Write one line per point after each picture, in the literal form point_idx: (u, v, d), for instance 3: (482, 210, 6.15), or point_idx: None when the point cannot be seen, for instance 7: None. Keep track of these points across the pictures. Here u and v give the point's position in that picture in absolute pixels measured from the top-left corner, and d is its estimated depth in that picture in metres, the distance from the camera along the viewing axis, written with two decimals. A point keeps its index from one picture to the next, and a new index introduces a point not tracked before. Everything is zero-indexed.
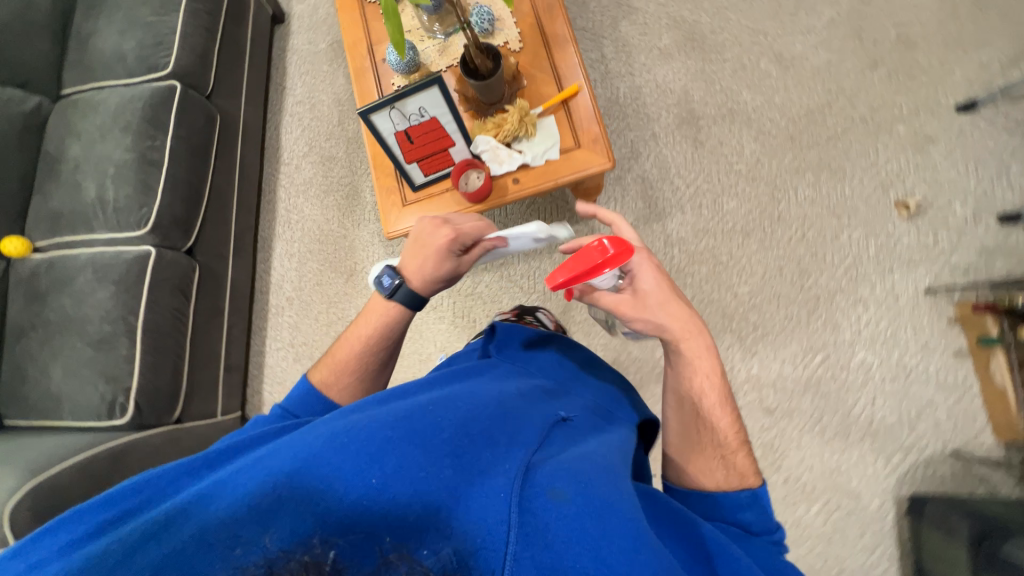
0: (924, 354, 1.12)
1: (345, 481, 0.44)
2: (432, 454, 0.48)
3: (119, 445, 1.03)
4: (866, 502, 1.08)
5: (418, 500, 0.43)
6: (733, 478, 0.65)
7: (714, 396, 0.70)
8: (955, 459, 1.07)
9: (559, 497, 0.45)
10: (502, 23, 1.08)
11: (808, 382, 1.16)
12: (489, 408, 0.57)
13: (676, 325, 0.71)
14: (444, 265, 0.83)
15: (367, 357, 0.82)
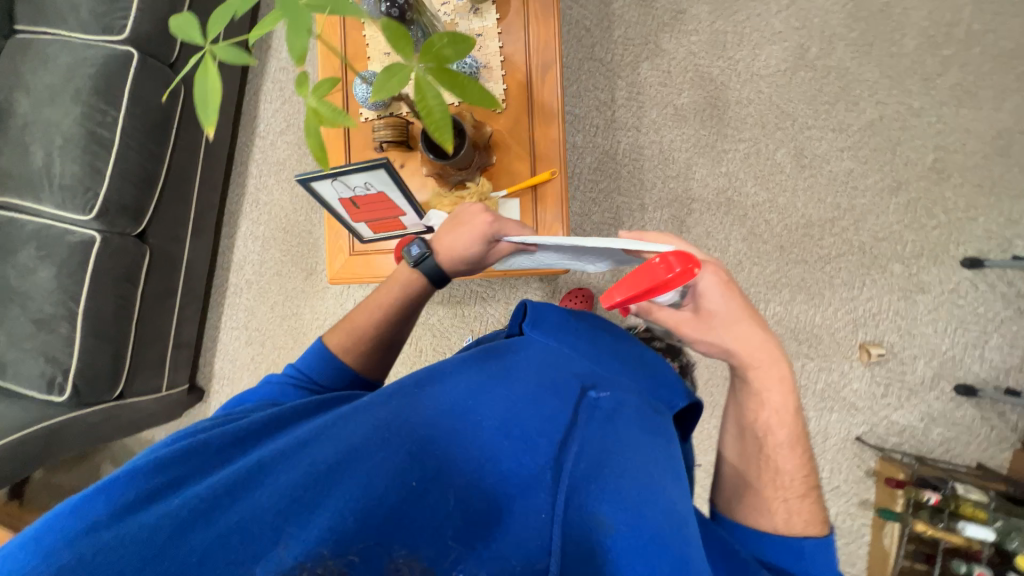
0: (831, 497, 1.14)
1: (392, 477, 0.42)
2: (486, 457, 0.46)
3: (57, 424, 1.11)
4: None
5: (473, 520, 0.43)
6: (799, 531, 0.60)
7: (781, 435, 0.64)
8: None
9: (616, 516, 0.45)
10: (488, 74, 0.95)
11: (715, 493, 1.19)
12: (542, 392, 0.54)
13: (743, 352, 0.64)
14: (473, 247, 0.73)
15: (385, 324, 0.76)
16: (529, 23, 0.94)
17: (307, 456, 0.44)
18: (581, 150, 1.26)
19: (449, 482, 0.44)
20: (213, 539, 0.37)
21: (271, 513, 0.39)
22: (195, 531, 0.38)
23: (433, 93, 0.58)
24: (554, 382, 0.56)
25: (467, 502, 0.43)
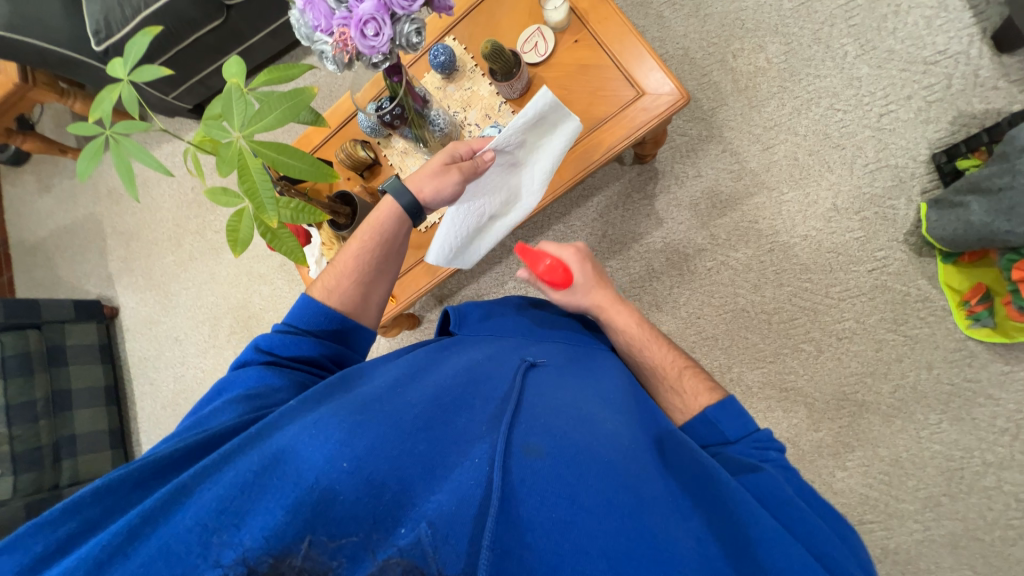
0: None
1: (317, 462, 0.47)
2: (407, 431, 0.52)
3: (76, 58, 1.37)
4: None
5: (394, 477, 0.48)
6: (695, 408, 0.67)
7: (643, 341, 0.78)
8: None
9: (535, 451, 0.51)
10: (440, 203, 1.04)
11: None
12: (455, 384, 0.61)
13: (594, 304, 0.82)
14: (437, 169, 0.78)
15: (369, 253, 0.76)
16: None
17: (243, 458, 0.49)
18: (497, 291, 1.36)
19: (380, 458, 0.48)
20: (163, 547, 0.43)
21: (209, 515, 0.44)
22: (140, 547, 0.43)
23: (245, 225, 0.72)
24: (462, 377, 0.63)
25: (398, 463, 0.49)
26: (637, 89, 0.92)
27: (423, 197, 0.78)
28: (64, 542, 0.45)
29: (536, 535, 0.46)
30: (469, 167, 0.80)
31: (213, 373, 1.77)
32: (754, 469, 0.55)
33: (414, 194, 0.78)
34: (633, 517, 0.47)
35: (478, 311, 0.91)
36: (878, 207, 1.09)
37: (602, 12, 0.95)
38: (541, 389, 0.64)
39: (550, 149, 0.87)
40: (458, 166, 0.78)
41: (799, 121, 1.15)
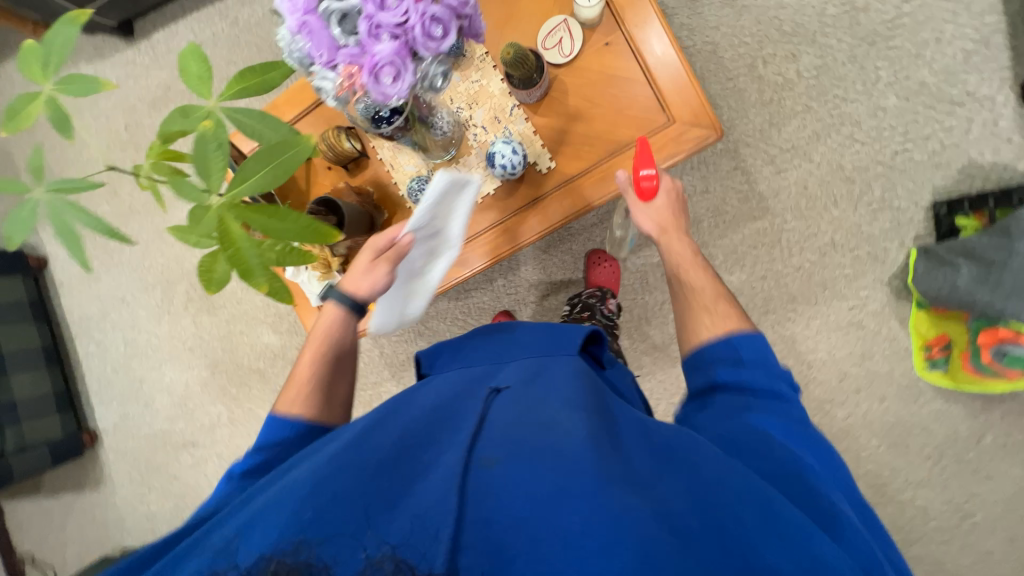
0: None
1: (269, 530, 0.40)
2: (368, 473, 0.45)
3: None
4: None
5: (356, 522, 0.40)
6: (722, 330, 0.66)
7: (687, 268, 0.76)
8: None
9: (496, 464, 0.45)
10: None
11: None
12: (425, 412, 0.55)
13: (658, 220, 0.81)
14: (365, 270, 0.70)
15: (318, 369, 0.68)
16: (495, 226, 0.92)
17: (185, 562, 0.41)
18: (486, 288, 1.31)
19: (341, 507, 0.41)
20: None
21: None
22: None
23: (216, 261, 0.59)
24: (431, 407, 0.57)
25: (359, 508, 0.41)
26: (668, 114, 0.83)
27: (362, 299, 0.70)
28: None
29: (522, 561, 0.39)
30: (392, 256, 0.70)
31: (171, 340, 1.65)
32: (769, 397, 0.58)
33: (352, 298, 0.70)
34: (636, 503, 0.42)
35: (447, 352, 0.82)
36: (871, 246, 1.10)
37: (641, 12, 0.82)
38: (520, 397, 0.57)
39: (465, 208, 0.75)
40: (382, 261, 0.69)
41: (816, 146, 1.10)
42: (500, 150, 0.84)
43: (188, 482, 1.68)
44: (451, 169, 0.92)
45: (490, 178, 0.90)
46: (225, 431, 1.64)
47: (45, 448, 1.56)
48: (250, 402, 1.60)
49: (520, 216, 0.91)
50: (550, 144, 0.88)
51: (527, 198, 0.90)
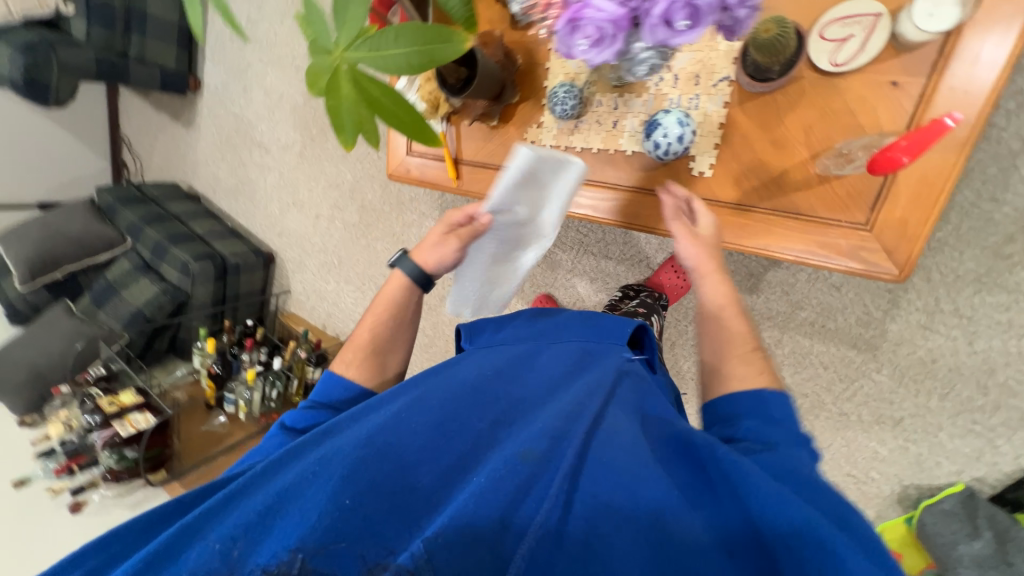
0: (322, 305, 1.86)
1: (319, 498, 0.47)
2: (400, 450, 0.51)
3: None
4: (272, 230, 1.90)
5: (388, 501, 0.47)
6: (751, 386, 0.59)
7: (802, 253, 0.69)
8: (282, 286, 1.95)
9: (528, 457, 0.49)
10: (563, 130, 0.83)
11: (324, 241, 1.78)
12: (456, 399, 0.58)
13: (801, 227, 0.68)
14: (446, 240, 0.76)
15: (382, 327, 0.76)
16: (609, 190, 0.81)
17: (245, 501, 0.50)
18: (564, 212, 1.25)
19: (376, 483, 0.48)
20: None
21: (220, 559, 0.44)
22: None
23: None
24: (463, 385, 0.61)
25: (389, 488, 0.48)
26: (870, 217, 0.64)
27: (428, 266, 0.77)
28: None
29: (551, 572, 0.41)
30: (467, 232, 0.75)
31: (283, 46, 1.64)
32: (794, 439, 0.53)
33: (421, 270, 0.77)
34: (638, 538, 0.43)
35: (490, 325, 0.81)
36: (927, 451, 0.99)
37: (975, 75, 0.56)
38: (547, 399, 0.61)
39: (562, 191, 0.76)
40: (458, 236, 0.75)
41: (991, 337, 0.89)
42: (665, 127, 0.67)
43: (251, 176, 1.90)
44: (609, 97, 0.78)
45: (634, 138, 0.77)
46: (291, 159, 1.76)
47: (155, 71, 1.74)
48: (320, 150, 1.67)
49: (632, 196, 0.79)
50: (725, 149, 0.71)
51: (653, 185, 0.77)
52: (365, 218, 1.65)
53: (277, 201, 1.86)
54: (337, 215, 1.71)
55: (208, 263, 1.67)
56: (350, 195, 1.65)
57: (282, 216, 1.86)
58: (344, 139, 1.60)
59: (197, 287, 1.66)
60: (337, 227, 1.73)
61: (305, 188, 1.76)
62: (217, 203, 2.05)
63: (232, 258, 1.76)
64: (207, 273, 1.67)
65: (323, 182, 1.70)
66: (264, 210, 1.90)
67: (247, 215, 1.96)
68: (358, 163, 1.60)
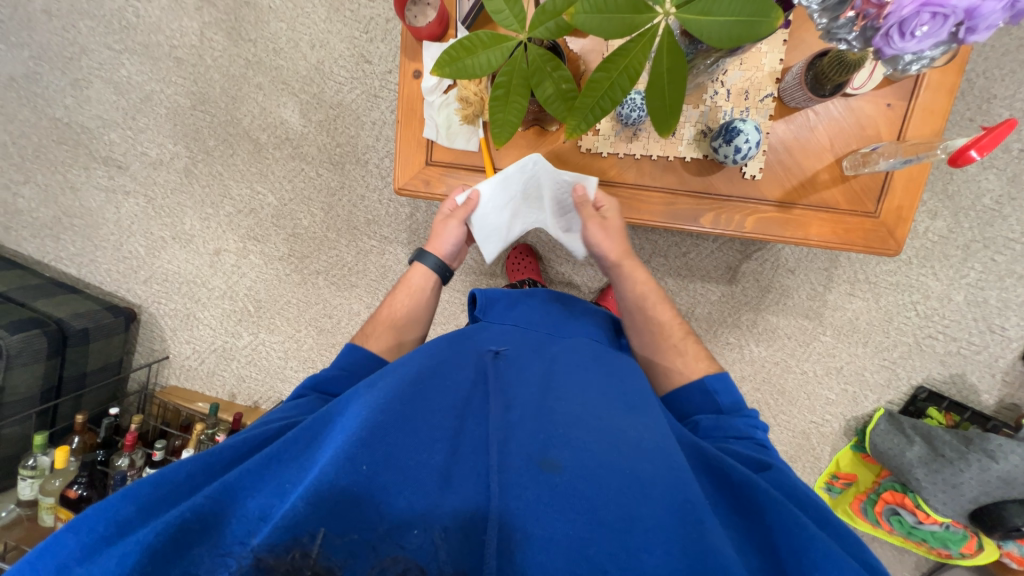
0: (229, 368, 1.40)
1: (339, 465, 0.49)
2: (423, 436, 0.55)
3: None
4: (137, 275, 1.38)
5: (408, 487, 0.51)
6: (694, 373, 0.78)
7: (821, 237, 0.84)
8: (158, 350, 1.42)
9: (552, 463, 0.55)
10: (622, 138, 0.83)
11: (232, 282, 1.36)
12: (472, 390, 0.64)
13: (820, 219, 0.84)
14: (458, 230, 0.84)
15: (408, 304, 0.83)
16: (665, 191, 0.85)
17: (282, 467, 0.53)
18: None
19: (398, 465, 0.52)
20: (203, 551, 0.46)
21: (254, 522, 0.48)
22: (188, 540, 0.47)
23: (487, 54, 0.47)
24: (488, 378, 0.67)
25: (412, 473, 0.52)
26: (877, 208, 0.83)
27: (445, 254, 0.86)
28: (124, 525, 0.48)
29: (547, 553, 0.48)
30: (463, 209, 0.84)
31: (154, 31, 1.24)
32: (765, 464, 0.63)
33: (438, 256, 0.86)
34: (619, 525, 0.50)
35: (503, 293, 0.90)
36: (860, 389, 1.28)
37: (936, 102, 0.78)
38: (561, 391, 0.67)
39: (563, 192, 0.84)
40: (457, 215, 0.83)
41: (887, 294, 1.23)
42: (747, 133, 0.75)
43: (93, 203, 1.35)
44: None
45: (693, 145, 0.82)
46: (170, 178, 1.31)
47: None
48: (220, 166, 1.29)
49: (692, 201, 0.84)
50: (769, 156, 0.82)
51: (710, 189, 0.84)
52: (298, 248, 1.32)
53: (144, 236, 1.36)
54: (252, 248, 1.34)
55: (38, 334, 1.10)
56: (272, 221, 1.31)
57: (157, 256, 1.37)
58: (263, 152, 1.27)
59: (14, 372, 1.07)
60: (252, 264, 1.35)
61: (197, 216, 1.33)
62: (20, 245, 1.39)
63: (75, 321, 1.19)
64: (36, 349, 1.10)
65: (227, 207, 1.32)
66: (121, 248, 1.37)
67: (87, 257, 1.38)
68: (285, 182, 1.29)
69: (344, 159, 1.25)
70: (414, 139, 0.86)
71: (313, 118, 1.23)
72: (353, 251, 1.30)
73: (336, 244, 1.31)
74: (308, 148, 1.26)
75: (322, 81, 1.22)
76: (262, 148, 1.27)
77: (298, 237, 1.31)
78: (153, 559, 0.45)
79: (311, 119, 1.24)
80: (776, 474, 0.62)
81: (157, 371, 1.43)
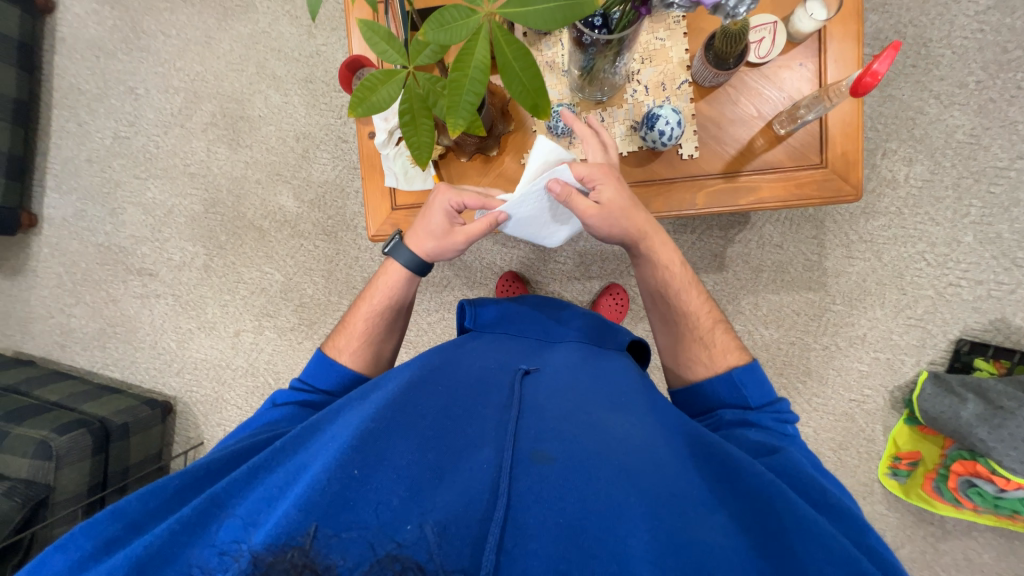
0: None
1: (329, 468, 0.50)
2: (414, 438, 0.55)
3: None
4: (171, 368, 1.51)
5: (401, 484, 0.50)
6: (722, 366, 0.74)
7: (774, 199, 0.85)
8: (193, 436, 1.51)
9: (544, 454, 0.54)
10: (560, 147, 0.90)
11: (252, 358, 1.46)
12: (462, 393, 0.64)
13: (769, 181, 0.85)
14: (439, 222, 0.81)
15: (375, 313, 0.83)
16: None
17: (269, 476, 0.54)
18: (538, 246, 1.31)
19: (390, 465, 0.52)
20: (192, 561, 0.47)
21: (245, 527, 0.48)
22: (178, 550, 0.48)
23: (386, 88, 0.55)
24: (476, 382, 0.68)
25: (405, 472, 0.51)
26: (823, 158, 0.83)
27: (423, 252, 0.83)
28: (114, 540, 0.50)
29: (540, 544, 0.47)
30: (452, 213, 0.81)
31: (171, 157, 1.46)
32: (774, 449, 0.60)
33: (415, 253, 0.83)
34: (609, 513, 0.49)
35: (494, 311, 0.89)
36: (893, 354, 1.19)
37: (846, 51, 0.81)
38: (550, 391, 0.66)
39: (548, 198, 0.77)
40: (445, 217, 0.81)
41: (889, 249, 1.18)
42: (666, 117, 0.80)
43: (131, 310, 1.52)
44: (595, 112, 0.88)
45: (626, 140, 0.87)
46: (192, 276, 1.48)
47: None
48: (233, 256, 1.45)
49: (640, 190, 0.88)
50: (701, 134, 0.86)
51: (654, 176, 0.88)
52: (306, 316, 1.42)
53: (174, 332, 1.50)
54: (267, 324, 1.45)
55: (83, 432, 1.20)
56: (281, 296, 1.43)
57: (186, 347, 1.50)
58: (266, 236, 1.42)
59: (63, 472, 1.16)
60: (268, 339, 1.45)
61: (218, 305, 1.47)
62: (73, 359, 1.56)
63: (116, 417, 1.31)
64: (82, 447, 1.20)
65: (242, 291, 1.45)
66: (156, 346, 1.52)
67: (128, 360, 1.53)
68: (288, 258, 1.42)
69: (336, 229, 1.38)
70: (378, 190, 0.96)
71: (305, 199, 1.39)
72: None
73: (339, 305, 1.40)
74: (304, 225, 1.40)
75: (309, 166, 1.38)
76: (266, 233, 1.42)
77: (305, 306, 1.42)
78: (143, 567, 0.46)
79: (303, 200, 1.39)
80: (784, 457, 0.58)
81: (193, 457, 1.50)
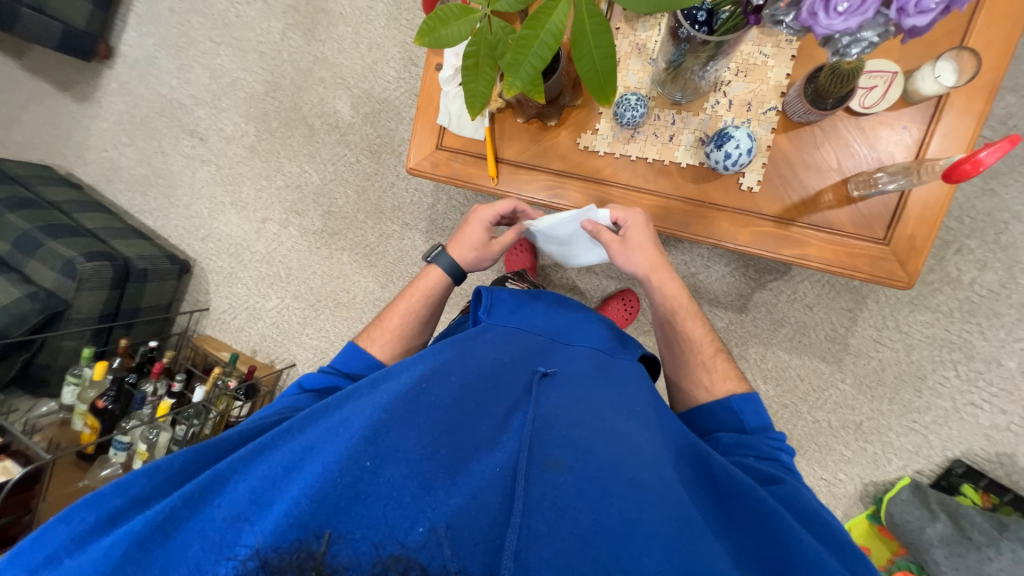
0: (255, 324, 1.54)
1: (341, 459, 0.53)
2: (424, 433, 0.57)
3: None
4: (197, 233, 1.58)
5: (412, 479, 0.52)
6: (721, 391, 0.74)
7: (822, 259, 0.80)
8: (201, 301, 1.60)
9: (556, 464, 0.56)
10: (620, 137, 0.85)
11: (271, 247, 1.52)
12: (472, 386, 0.65)
13: (821, 240, 0.80)
14: (478, 234, 0.87)
15: (411, 309, 0.86)
16: (659, 195, 0.85)
17: (275, 455, 0.58)
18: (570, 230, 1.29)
19: (401, 460, 0.53)
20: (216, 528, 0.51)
21: (269, 496, 0.52)
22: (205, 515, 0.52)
23: (458, 25, 0.52)
24: (487, 376, 0.68)
25: (417, 467, 0.53)
26: (887, 235, 0.77)
27: (465, 263, 0.88)
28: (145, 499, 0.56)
29: (553, 551, 0.48)
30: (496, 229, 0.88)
31: (247, 30, 1.46)
32: (777, 480, 0.60)
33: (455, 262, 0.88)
34: (620, 527, 0.50)
35: (511, 299, 0.87)
36: (882, 451, 1.14)
37: (961, 128, 0.73)
38: (560, 399, 0.66)
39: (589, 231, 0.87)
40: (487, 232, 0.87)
41: (921, 348, 1.11)
42: (737, 139, 0.75)
43: (176, 167, 1.58)
44: (668, 113, 0.83)
45: (690, 151, 0.83)
46: (237, 152, 1.51)
47: (57, 20, 1.34)
48: (279, 145, 1.47)
49: (685, 208, 0.84)
50: (770, 169, 0.80)
51: (704, 197, 0.83)
52: (330, 224, 1.45)
53: (209, 200, 1.56)
54: (293, 220, 1.49)
55: (106, 265, 1.29)
56: (313, 198, 1.46)
57: (216, 218, 1.56)
58: (315, 137, 1.43)
59: (81, 294, 1.26)
60: (290, 234, 1.50)
61: (254, 187, 1.51)
62: (115, 196, 1.65)
63: (138, 261, 1.39)
64: (102, 278, 1.28)
65: (278, 182, 1.48)
66: (189, 208, 1.58)
67: (162, 212, 1.61)
68: (329, 164, 1.43)
69: (380, 149, 1.38)
70: (428, 126, 0.94)
71: (360, 111, 1.38)
72: (376, 232, 1.41)
73: (363, 224, 1.42)
74: (352, 137, 1.40)
75: (373, 79, 1.36)
76: (315, 133, 1.43)
77: (332, 215, 1.44)
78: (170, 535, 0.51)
79: (358, 111, 1.38)
80: (786, 488, 0.59)
81: (197, 319, 1.60)
